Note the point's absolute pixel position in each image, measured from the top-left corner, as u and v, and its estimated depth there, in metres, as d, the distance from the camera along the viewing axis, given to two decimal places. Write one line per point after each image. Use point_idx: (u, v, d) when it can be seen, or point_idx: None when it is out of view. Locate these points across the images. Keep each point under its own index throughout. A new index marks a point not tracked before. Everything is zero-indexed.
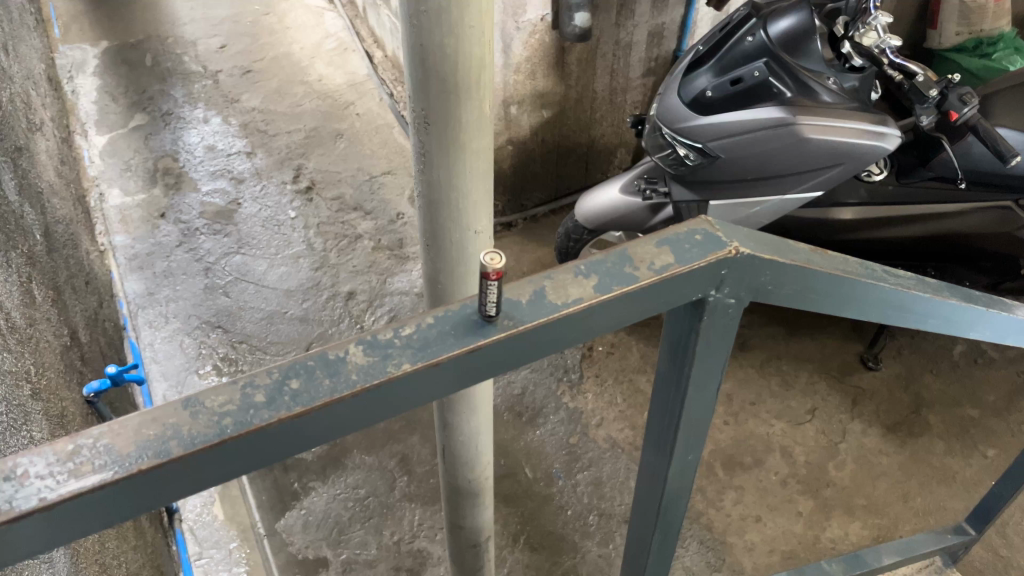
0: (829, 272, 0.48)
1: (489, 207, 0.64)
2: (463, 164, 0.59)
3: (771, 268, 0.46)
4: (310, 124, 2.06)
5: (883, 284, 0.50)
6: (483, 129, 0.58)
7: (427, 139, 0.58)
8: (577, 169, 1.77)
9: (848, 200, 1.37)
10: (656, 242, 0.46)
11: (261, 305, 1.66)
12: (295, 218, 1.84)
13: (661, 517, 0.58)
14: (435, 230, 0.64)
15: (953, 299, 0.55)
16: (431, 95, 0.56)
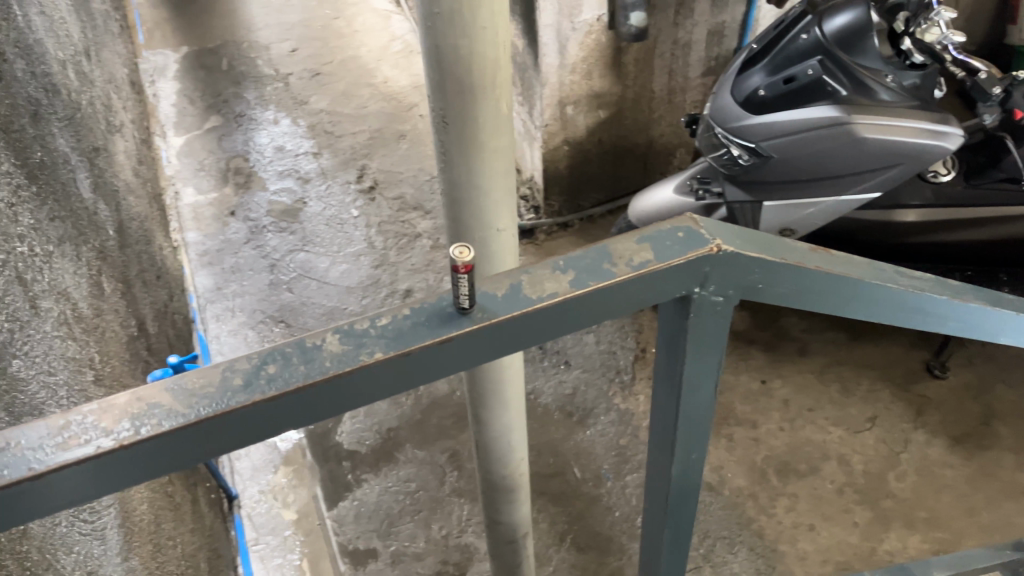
0: (830, 272, 0.47)
1: (512, 207, 0.65)
2: (482, 162, 0.60)
3: (759, 267, 0.46)
4: (375, 125, 2.10)
5: (889, 285, 0.49)
6: (501, 128, 0.59)
7: (446, 138, 0.59)
8: (636, 169, 1.76)
9: (912, 202, 1.34)
10: (638, 239, 0.46)
11: (322, 300, 1.71)
12: (358, 216, 1.89)
13: (670, 517, 0.58)
14: (459, 229, 0.65)
15: (976, 302, 0.54)
16: (448, 96, 0.57)
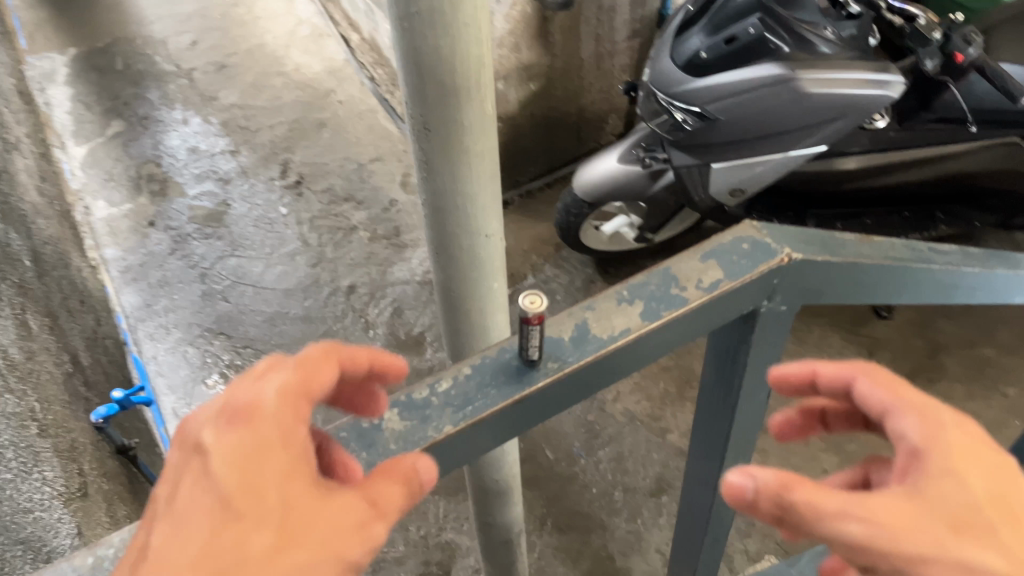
0: (886, 264, 0.51)
1: (500, 210, 0.61)
2: (469, 169, 0.56)
3: (821, 269, 0.49)
4: (292, 116, 2.01)
5: (932, 266, 0.53)
6: (487, 130, 0.55)
7: (428, 147, 0.55)
8: (570, 139, 1.73)
9: (851, 151, 1.31)
10: (702, 257, 0.49)
11: (262, 307, 1.63)
12: (287, 214, 1.80)
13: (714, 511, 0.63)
14: (444, 239, 0.61)
15: (1004, 269, 0.57)
16: (429, 101, 0.52)
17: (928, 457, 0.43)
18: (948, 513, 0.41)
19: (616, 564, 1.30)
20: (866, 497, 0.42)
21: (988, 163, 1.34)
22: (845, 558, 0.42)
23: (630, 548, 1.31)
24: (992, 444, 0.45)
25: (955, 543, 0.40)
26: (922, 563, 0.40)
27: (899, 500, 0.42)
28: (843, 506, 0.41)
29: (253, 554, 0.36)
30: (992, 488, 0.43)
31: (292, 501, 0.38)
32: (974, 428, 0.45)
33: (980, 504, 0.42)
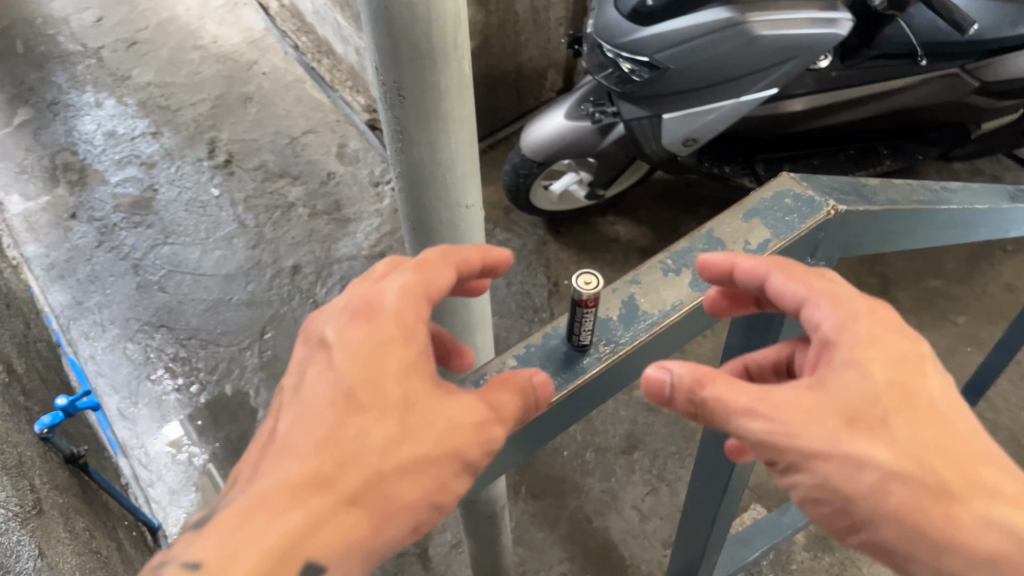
0: (911, 209, 0.58)
1: (477, 172, 0.59)
2: (446, 134, 0.53)
3: (862, 217, 0.56)
4: (214, 92, 1.91)
5: (947, 208, 0.61)
6: (464, 92, 0.52)
7: (403, 114, 0.52)
8: (510, 98, 1.69)
9: (797, 92, 1.28)
10: (745, 217, 0.55)
11: (202, 295, 1.56)
12: (219, 195, 1.72)
13: (728, 489, 0.65)
14: (421, 206, 0.58)
15: (1005, 205, 0.65)
16: (403, 66, 0.49)
17: (833, 351, 0.47)
18: (841, 406, 0.44)
19: (594, 525, 1.29)
20: (762, 395, 0.46)
21: (929, 96, 1.34)
22: (749, 450, 0.47)
23: (606, 508, 1.30)
24: (907, 333, 0.47)
25: (844, 433, 0.44)
26: (814, 455, 0.44)
27: (795, 396, 0.46)
28: (747, 402, 0.46)
29: (376, 440, 0.44)
30: (899, 376, 0.45)
31: (411, 395, 0.46)
32: (885, 316, 0.48)
33: (878, 394, 0.44)
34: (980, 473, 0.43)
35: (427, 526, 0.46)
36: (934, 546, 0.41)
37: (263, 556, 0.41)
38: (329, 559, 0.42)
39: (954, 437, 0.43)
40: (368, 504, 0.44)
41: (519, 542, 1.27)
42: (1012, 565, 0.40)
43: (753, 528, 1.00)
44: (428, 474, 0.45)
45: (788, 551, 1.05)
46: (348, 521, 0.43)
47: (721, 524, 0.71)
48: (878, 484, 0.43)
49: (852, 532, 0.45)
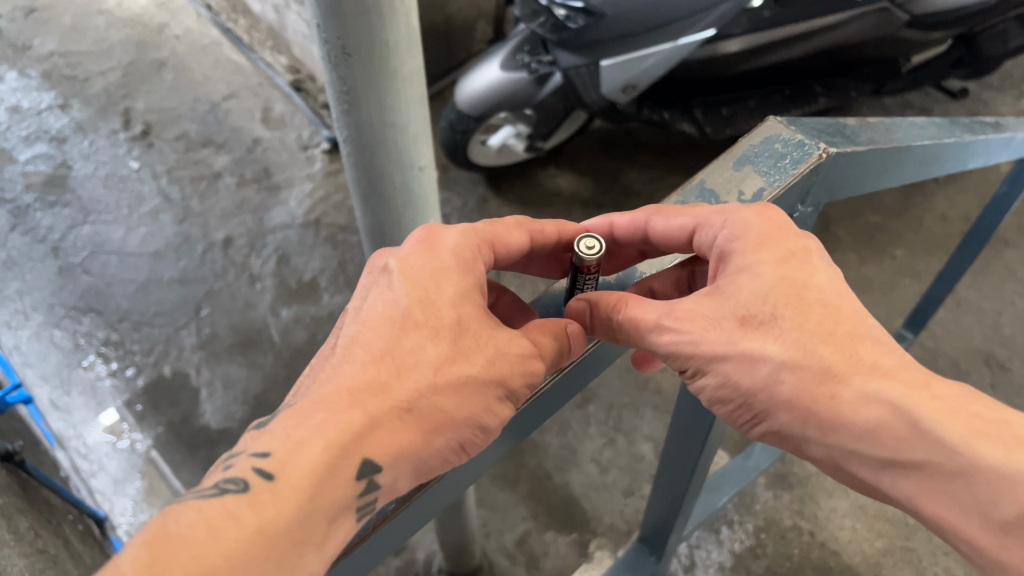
0: (888, 145, 0.60)
1: (421, 114, 0.64)
2: (395, 90, 0.59)
3: (849, 159, 0.57)
4: (125, 58, 1.81)
5: (920, 144, 0.63)
6: (406, 44, 0.56)
7: (348, 70, 0.56)
8: (440, 52, 1.64)
9: (732, 34, 1.26)
10: (737, 167, 0.58)
11: (130, 275, 1.48)
12: (139, 169, 1.63)
13: (703, 446, 0.65)
14: (369, 152, 0.64)
15: (969, 137, 0.67)
16: (347, 24, 0.52)
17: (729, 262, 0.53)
18: (734, 309, 0.51)
19: (554, 481, 1.28)
20: (668, 307, 0.53)
21: (860, 31, 1.33)
22: (665, 360, 0.53)
23: (566, 463, 1.30)
24: (793, 232, 0.53)
25: (738, 333, 0.50)
26: (715, 357, 0.50)
27: (698, 305, 0.52)
28: (655, 320, 0.51)
29: (431, 355, 0.47)
30: (785, 275, 0.51)
31: (465, 322, 0.50)
32: (774, 218, 0.53)
33: (767, 293, 0.50)
34: (860, 352, 0.47)
35: (472, 452, 0.47)
36: (819, 421, 0.46)
37: (333, 445, 0.41)
38: (385, 457, 0.43)
39: (839, 322, 0.49)
40: (422, 414, 0.46)
41: (481, 504, 1.26)
42: (882, 429, 0.44)
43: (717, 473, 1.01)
44: (479, 396, 0.48)
45: (752, 493, 1.07)
46: (403, 426, 0.44)
47: (696, 481, 0.71)
48: (773, 375, 0.48)
49: (758, 423, 0.51)
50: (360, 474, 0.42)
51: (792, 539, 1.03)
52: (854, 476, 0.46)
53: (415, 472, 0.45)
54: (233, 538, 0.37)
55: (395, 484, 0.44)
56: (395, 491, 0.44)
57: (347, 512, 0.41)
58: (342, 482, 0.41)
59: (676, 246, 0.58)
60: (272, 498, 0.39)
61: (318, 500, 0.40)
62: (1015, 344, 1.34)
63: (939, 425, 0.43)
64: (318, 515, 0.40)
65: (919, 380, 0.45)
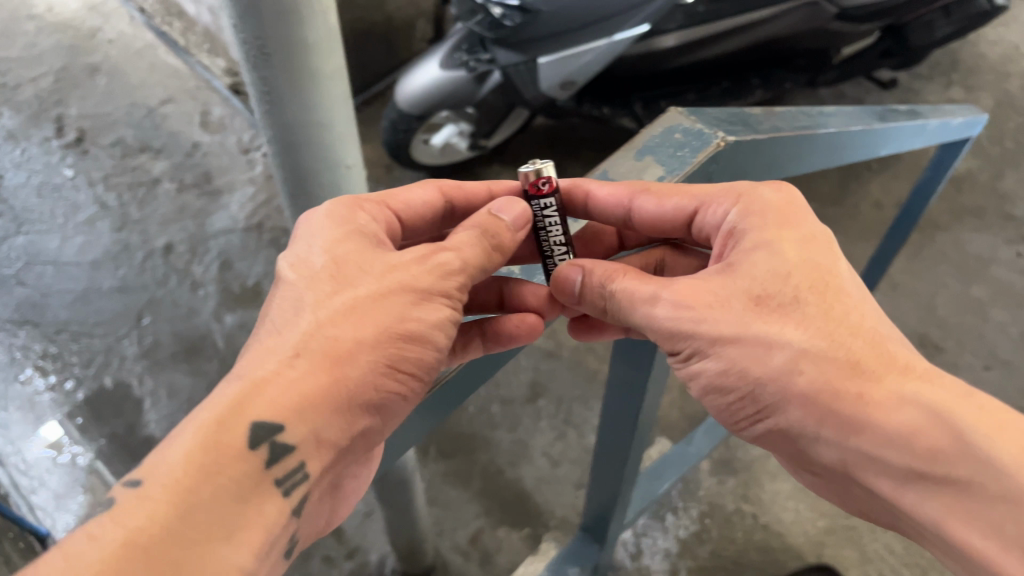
0: (790, 133, 0.65)
1: (347, 110, 0.66)
2: (318, 88, 0.60)
3: (748, 146, 0.62)
4: (56, 64, 1.76)
5: (824, 131, 0.68)
6: (327, 43, 0.58)
7: (269, 71, 0.58)
8: (381, 51, 1.63)
9: (668, 28, 1.28)
10: (640, 157, 0.63)
11: (68, 285, 1.45)
12: (74, 176, 1.60)
13: (637, 431, 0.66)
14: (294, 151, 0.65)
15: (878, 125, 0.72)
16: (266, 25, 0.54)
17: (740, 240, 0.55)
18: (749, 286, 0.52)
19: (506, 477, 1.29)
20: (668, 287, 0.54)
21: (792, 24, 1.36)
22: (654, 335, 0.54)
23: (518, 459, 1.31)
24: (810, 218, 0.56)
25: (753, 314, 0.51)
26: (721, 339, 0.51)
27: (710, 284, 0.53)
28: (652, 291, 0.54)
29: (309, 301, 0.48)
30: (801, 259, 0.53)
31: (342, 258, 0.50)
32: (791, 203, 0.57)
33: (787, 273, 0.52)
34: (891, 355, 0.49)
35: (400, 361, 0.48)
36: (845, 413, 0.48)
37: (208, 426, 0.42)
38: (279, 413, 0.43)
39: (866, 323, 0.51)
40: (320, 351, 0.46)
41: (434, 504, 1.26)
42: (919, 436, 0.46)
43: (661, 462, 1.03)
44: (390, 307, 0.48)
45: (695, 479, 1.09)
46: (298, 373, 0.45)
47: (633, 466, 0.72)
48: (790, 364, 0.49)
49: (762, 415, 0.52)
50: (255, 439, 0.42)
51: (735, 523, 1.05)
52: (865, 480, 0.48)
53: (339, 414, 0.45)
54: (99, 559, 0.36)
55: (318, 432, 0.45)
56: (319, 439, 0.45)
57: (257, 480, 0.42)
58: (228, 461, 0.41)
59: (666, 224, 0.61)
60: (150, 497, 0.38)
61: (204, 488, 0.40)
62: (948, 325, 1.38)
63: (985, 441, 0.44)
64: (217, 499, 0.40)
65: (961, 393, 0.47)
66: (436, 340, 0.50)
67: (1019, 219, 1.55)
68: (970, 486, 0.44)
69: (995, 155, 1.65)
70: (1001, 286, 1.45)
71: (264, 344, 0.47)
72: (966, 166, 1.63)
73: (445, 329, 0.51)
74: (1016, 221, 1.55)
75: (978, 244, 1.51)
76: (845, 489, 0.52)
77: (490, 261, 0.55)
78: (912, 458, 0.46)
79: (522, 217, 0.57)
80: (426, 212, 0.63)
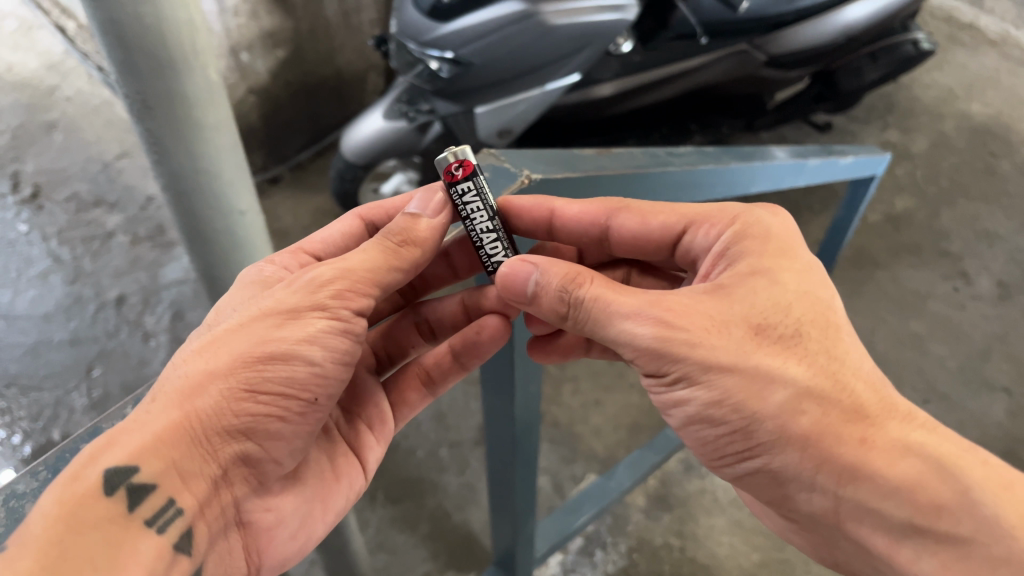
0: (617, 171, 0.69)
1: (235, 159, 0.83)
2: (204, 139, 0.77)
3: (564, 182, 0.65)
4: (13, 122, 1.79)
5: (671, 169, 0.73)
6: (208, 103, 0.75)
7: (156, 125, 0.74)
8: (332, 103, 1.67)
9: (603, 78, 1.32)
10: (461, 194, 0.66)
11: (19, 339, 1.46)
12: (28, 231, 1.61)
13: (518, 428, 0.74)
14: (187, 191, 0.81)
15: (732, 164, 0.79)
16: (152, 86, 0.71)
17: (737, 259, 0.60)
18: (750, 316, 0.56)
19: (454, 520, 1.29)
20: (655, 304, 0.56)
21: (723, 71, 1.42)
22: (635, 348, 0.57)
23: (466, 501, 1.32)
24: (803, 250, 0.61)
25: (754, 342, 0.55)
26: (725, 369, 0.54)
27: (712, 307, 0.56)
28: (633, 307, 0.56)
29: (177, 359, 0.56)
30: (801, 292, 0.58)
31: (216, 319, 0.60)
32: (793, 237, 0.62)
33: (787, 306, 0.57)
34: (890, 402, 0.56)
35: (261, 380, 0.54)
36: (847, 458, 0.53)
37: (65, 481, 0.47)
38: (134, 456, 0.50)
39: (869, 372, 0.57)
40: (174, 392, 0.53)
41: (381, 549, 1.25)
42: (919, 484, 0.53)
43: (580, 496, 1.06)
44: (249, 335, 0.55)
45: (624, 514, 1.11)
46: (155, 417, 0.52)
47: (526, 469, 0.80)
48: (793, 403, 0.54)
49: (751, 456, 0.57)
50: (114, 482, 0.48)
51: (663, 557, 1.07)
52: (854, 528, 0.55)
53: (196, 444, 0.52)
54: None
55: (176, 464, 0.51)
56: (180, 470, 0.51)
57: (126, 524, 0.48)
58: (94, 504, 0.47)
59: (638, 239, 0.68)
60: (23, 549, 0.43)
61: (73, 531, 0.45)
62: (886, 360, 1.41)
63: (983, 497, 0.52)
64: (90, 540, 0.46)
65: (965, 446, 0.56)
66: (306, 352, 0.56)
67: (955, 255, 1.60)
68: (969, 548, 0.51)
69: (931, 194, 1.70)
70: (938, 320, 1.49)
71: (139, 407, 0.54)
72: (903, 205, 1.68)
73: (319, 341, 0.56)
74: (951, 257, 1.59)
75: (916, 280, 1.55)
76: (828, 538, 0.58)
77: (406, 255, 0.61)
78: (912, 512, 0.53)
79: (441, 205, 0.62)
80: (347, 245, 0.70)
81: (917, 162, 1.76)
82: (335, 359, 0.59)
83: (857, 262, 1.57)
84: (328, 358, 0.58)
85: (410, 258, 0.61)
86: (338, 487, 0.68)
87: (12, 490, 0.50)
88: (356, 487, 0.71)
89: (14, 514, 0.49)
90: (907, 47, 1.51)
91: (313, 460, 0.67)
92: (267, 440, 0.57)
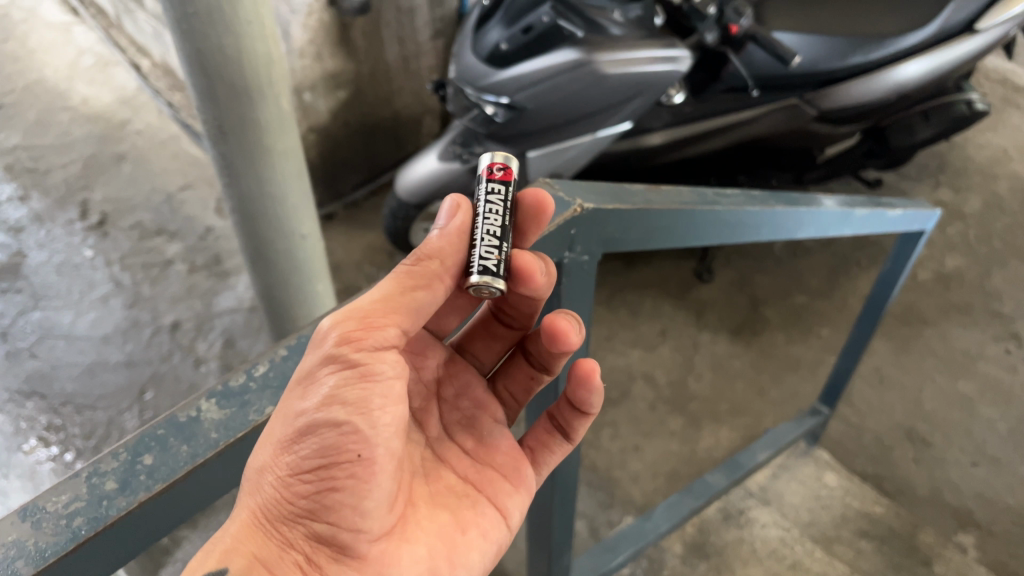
0: (665, 206, 0.70)
1: (293, 175, 0.96)
2: (269, 157, 0.91)
3: (613, 215, 0.66)
4: (85, 152, 1.86)
5: (717, 208, 0.75)
6: (273, 127, 0.88)
7: (225, 139, 0.87)
8: (388, 145, 1.72)
9: (654, 126, 1.36)
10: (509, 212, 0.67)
11: (76, 358, 1.51)
12: (92, 256, 1.68)
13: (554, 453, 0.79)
14: (246, 196, 0.94)
15: (778, 207, 0.81)
16: (224, 109, 0.84)
17: None
18: None
19: None
20: None
21: (771, 126, 1.42)
22: None
23: None
24: None
25: None
26: None
27: None
28: None
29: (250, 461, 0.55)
30: None
31: None
32: None
33: None
34: None
35: (297, 456, 0.50)
36: None
37: None
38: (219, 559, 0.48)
39: None
40: (240, 492, 0.52)
41: None
42: None
43: (618, 535, 1.10)
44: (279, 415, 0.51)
45: (660, 560, 1.15)
46: (235, 519, 0.51)
47: (560, 494, 0.84)
48: None
49: None
50: None
51: None
52: None
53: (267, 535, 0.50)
54: None
55: (258, 557, 0.49)
56: (267, 563, 0.49)
57: None
58: None
59: None
60: None
61: None
62: (933, 419, 1.39)
63: None
64: None
65: None
66: (326, 414, 0.50)
67: (1007, 317, 1.57)
68: None
69: (983, 254, 1.68)
70: (988, 381, 1.46)
71: None
72: (954, 264, 1.66)
73: (340, 398, 0.51)
74: (1003, 318, 1.57)
75: (966, 340, 1.52)
76: None
77: (424, 270, 0.54)
78: None
79: (455, 207, 0.56)
80: None
81: (969, 222, 1.75)
82: (366, 404, 0.52)
83: (905, 319, 1.56)
84: (353, 411, 0.51)
85: (433, 271, 0.55)
86: (462, 541, 0.64)
87: (94, 468, 0.49)
88: (493, 534, 0.67)
89: (95, 491, 0.48)
90: (961, 106, 1.51)
91: (426, 517, 0.62)
92: (339, 515, 0.52)
